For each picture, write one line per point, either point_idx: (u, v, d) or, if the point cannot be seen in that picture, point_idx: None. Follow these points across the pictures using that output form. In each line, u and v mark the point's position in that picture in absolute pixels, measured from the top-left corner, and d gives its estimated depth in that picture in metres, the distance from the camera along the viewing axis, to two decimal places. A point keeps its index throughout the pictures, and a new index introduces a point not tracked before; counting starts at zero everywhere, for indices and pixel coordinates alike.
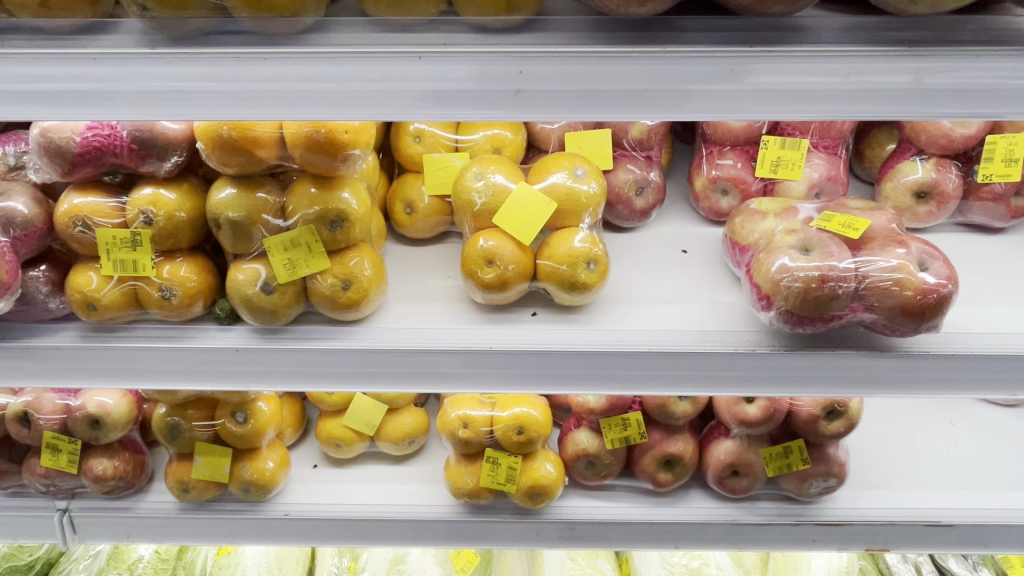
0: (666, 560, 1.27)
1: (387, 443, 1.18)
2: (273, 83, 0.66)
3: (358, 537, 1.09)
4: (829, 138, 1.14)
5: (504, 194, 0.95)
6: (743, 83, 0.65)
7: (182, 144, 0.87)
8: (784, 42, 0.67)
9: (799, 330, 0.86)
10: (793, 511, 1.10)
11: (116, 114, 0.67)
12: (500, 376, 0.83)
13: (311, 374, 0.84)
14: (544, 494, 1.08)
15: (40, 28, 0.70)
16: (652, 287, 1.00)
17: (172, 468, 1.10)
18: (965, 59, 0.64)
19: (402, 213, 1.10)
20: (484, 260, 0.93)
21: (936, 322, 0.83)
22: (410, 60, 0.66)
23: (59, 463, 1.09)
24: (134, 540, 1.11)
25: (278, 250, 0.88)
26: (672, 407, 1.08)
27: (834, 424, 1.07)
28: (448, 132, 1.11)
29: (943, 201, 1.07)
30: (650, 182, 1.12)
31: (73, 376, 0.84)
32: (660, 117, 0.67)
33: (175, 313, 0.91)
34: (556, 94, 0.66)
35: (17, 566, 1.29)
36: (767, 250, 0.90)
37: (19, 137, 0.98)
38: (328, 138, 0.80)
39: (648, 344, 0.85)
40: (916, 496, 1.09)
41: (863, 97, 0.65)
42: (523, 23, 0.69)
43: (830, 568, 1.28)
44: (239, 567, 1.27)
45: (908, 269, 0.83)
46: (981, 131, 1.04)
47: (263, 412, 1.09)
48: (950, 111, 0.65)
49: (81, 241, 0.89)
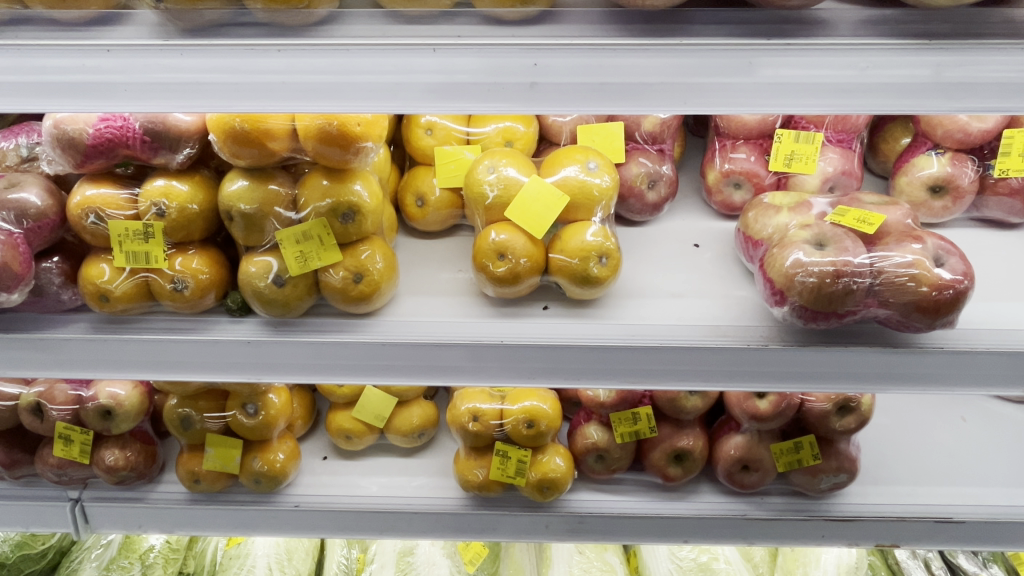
0: (675, 554, 1.28)
1: (397, 436, 1.18)
2: (286, 75, 0.66)
3: (367, 529, 1.10)
4: (844, 132, 1.13)
5: (516, 188, 0.94)
6: (758, 77, 0.65)
7: (194, 136, 0.86)
8: (801, 34, 0.66)
9: (813, 326, 0.85)
10: (803, 506, 1.10)
11: (127, 106, 0.67)
12: (511, 370, 0.83)
13: (321, 368, 0.84)
14: (554, 487, 1.08)
15: (54, 20, 0.69)
16: (664, 282, 1.00)
17: (183, 460, 1.11)
18: (986, 53, 0.63)
19: (413, 206, 1.10)
20: (496, 253, 0.92)
21: (952, 318, 0.82)
22: (423, 52, 0.65)
23: (71, 454, 1.10)
24: (145, 530, 1.11)
25: (290, 243, 0.87)
26: (682, 401, 1.08)
27: (845, 419, 1.07)
28: (460, 124, 1.10)
29: (960, 195, 1.06)
30: (662, 175, 1.12)
31: (85, 367, 0.85)
32: (673, 111, 0.66)
33: (187, 305, 0.91)
34: (569, 88, 0.66)
35: (30, 554, 1.30)
36: (781, 244, 0.89)
37: (32, 129, 0.99)
38: (340, 131, 0.79)
39: (659, 339, 0.85)
40: (927, 492, 1.08)
41: (881, 92, 0.64)
42: (537, 15, 0.68)
43: (839, 564, 1.28)
44: (250, 557, 1.28)
45: (924, 265, 0.82)
46: (999, 125, 1.03)
47: (273, 404, 1.09)
48: (971, 105, 0.64)
49: (93, 233, 0.89)
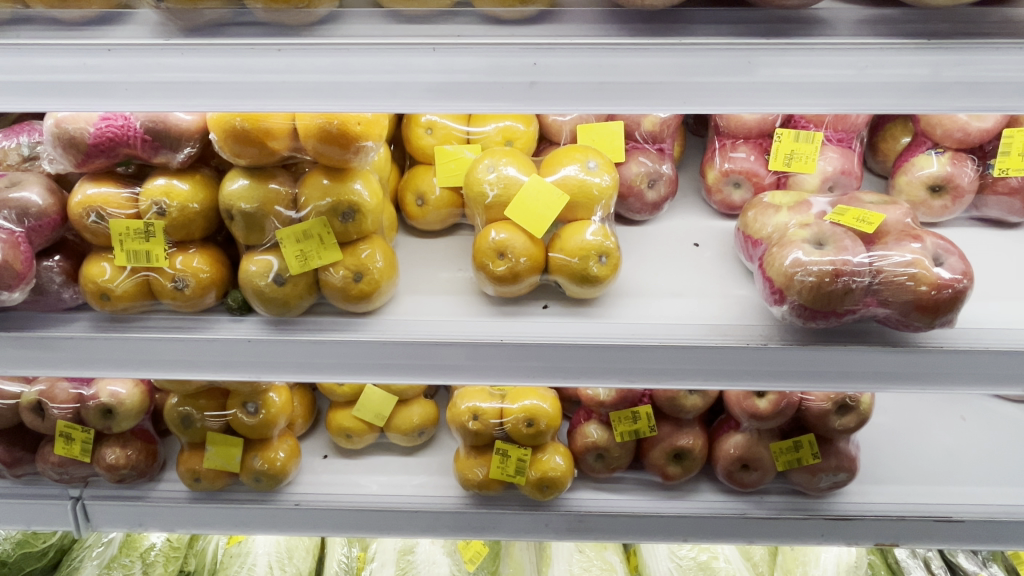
0: (675, 553, 1.28)
1: (397, 434, 1.18)
2: (286, 75, 0.66)
3: (367, 528, 1.10)
4: (843, 131, 1.13)
5: (516, 187, 0.95)
6: (757, 76, 0.65)
7: (195, 135, 0.87)
8: (799, 34, 0.66)
9: (812, 325, 0.85)
10: (802, 505, 1.10)
11: (128, 105, 0.67)
12: (511, 369, 0.83)
13: (321, 366, 0.85)
14: (554, 486, 1.08)
15: (55, 20, 0.69)
16: (664, 280, 1.00)
17: (184, 458, 1.11)
18: (984, 52, 0.63)
19: (413, 205, 1.10)
20: (496, 252, 0.92)
21: (952, 318, 0.82)
22: (423, 52, 0.65)
23: (72, 452, 1.11)
24: (146, 528, 1.12)
25: (290, 242, 0.88)
26: (682, 400, 1.08)
27: (845, 418, 1.07)
28: (460, 124, 1.11)
29: (959, 195, 1.06)
30: (662, 174, 1.12)
31: (86, 365, 0.85)
32: (672, 110, 0.66)
33: (187, 304, 0.91)
34: (569, 87, 0.66)
35: (31, 552, 1.31)
36: (780, 243, 0.90)
37: (33, 128, 0.99)
38: (340, 130, 0.79)
39: (658, 337, 0.85)
40: (926, 491, 1.08)
41: (880, 91, 0.64)
42: (537, 14, 0.69)
43: (838, 563, 1.28)
44: (250, 556, 1.29)
45: (923, 264, 0.82)
46: (998, 125, 1.04)
47: (274, 402, 1.09)
48: (970, 105, 0.64)
49: (94, 232, 0.90)
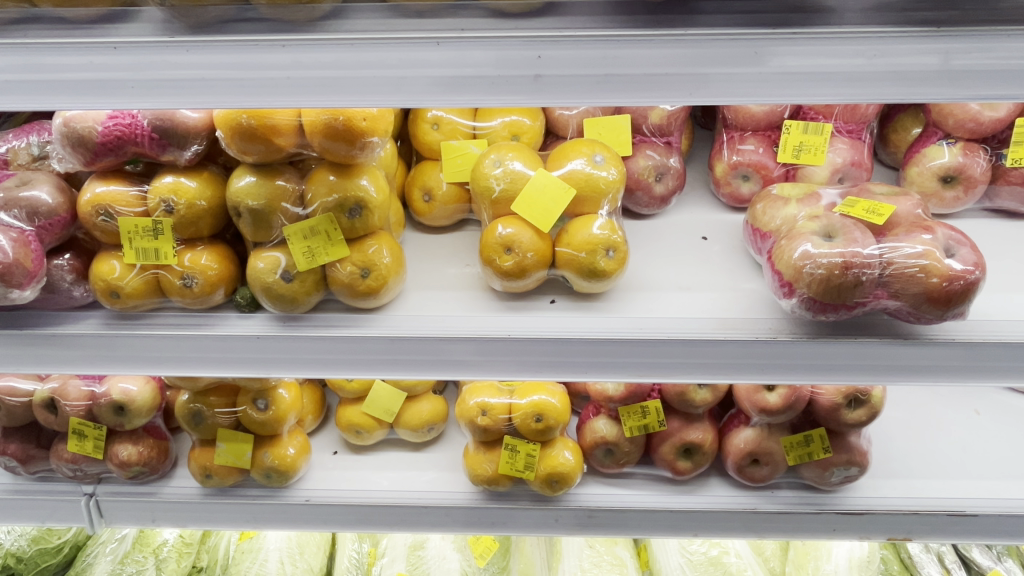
0: (685, 548, 1.28)
1: (406, 430, 1.18)
2: (291, 70, 0.66)
3: (378, 523, 1.10)
4: (853, 122, 1.12)
5: (522, 181, 0.94)
6: (766, 66, 0.64)
7: (201, 132, 0.87)
8: (809, 24, 0.64)
9: (822, 318, 0.84)
10: (814, 500, 1.09)
11: (137, 103, 0.68)
12: (518, 364, 0.83)
13: (328, 362, 0.85)
14: (562, 481, 1.08)
15: (62, 18, 0.69)
16: (672, 275, 0.99)
17: (195, 455, 1.12)
18: (995, 40, 0.62)
19: (420, 201, 1.10)
20: (502, 247, 0.92)
21: (963, 309, 0.81)
22: (427, 46, 0.65)
23: (85, 449, 1.12)
24: (159, 524, 1.12)
25: (297, 238, 0.88)
26: (691, 395, 1.08)
27: (857, 412, 1.06)
28: (466, 118, 1.10)
29: (971, 185, 1.05)
30: (670, 168, 1.11)
31: (97, 362, 0.86)
32: (680, 102, 0.66)
33: (196, 301, 0.92)
34: (573, 80, 0.66)
35: (47, 548, 1.33)
36: (790, 236, 0.89)
37: (42, 126, 1.00)
38: (346, 126, 0.79)
39: (666, 331, 0.85)
40: (939, 485, 1.07)
41: (889, 80, 0.64)
42: (543, 6, 0.67)
43: (850, 558, 1.27)
44: (262, 551, 1.30)
45: (935, 256, 0.81)
46: (1011, 113, 1.02)
47: (283, 399, 1.10)
48: (979, 93, 0.63)
49: (103, 230, 0.90)
